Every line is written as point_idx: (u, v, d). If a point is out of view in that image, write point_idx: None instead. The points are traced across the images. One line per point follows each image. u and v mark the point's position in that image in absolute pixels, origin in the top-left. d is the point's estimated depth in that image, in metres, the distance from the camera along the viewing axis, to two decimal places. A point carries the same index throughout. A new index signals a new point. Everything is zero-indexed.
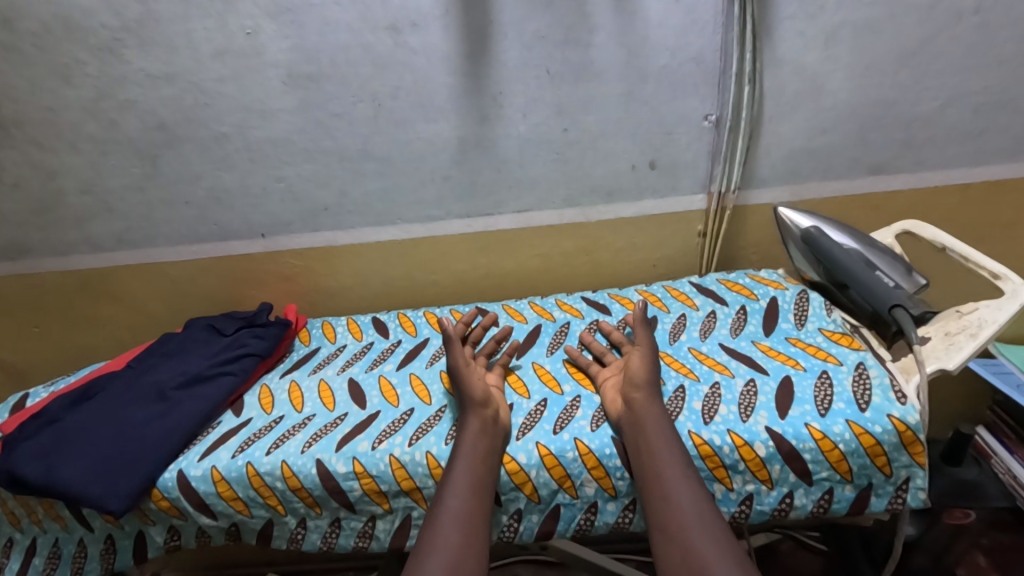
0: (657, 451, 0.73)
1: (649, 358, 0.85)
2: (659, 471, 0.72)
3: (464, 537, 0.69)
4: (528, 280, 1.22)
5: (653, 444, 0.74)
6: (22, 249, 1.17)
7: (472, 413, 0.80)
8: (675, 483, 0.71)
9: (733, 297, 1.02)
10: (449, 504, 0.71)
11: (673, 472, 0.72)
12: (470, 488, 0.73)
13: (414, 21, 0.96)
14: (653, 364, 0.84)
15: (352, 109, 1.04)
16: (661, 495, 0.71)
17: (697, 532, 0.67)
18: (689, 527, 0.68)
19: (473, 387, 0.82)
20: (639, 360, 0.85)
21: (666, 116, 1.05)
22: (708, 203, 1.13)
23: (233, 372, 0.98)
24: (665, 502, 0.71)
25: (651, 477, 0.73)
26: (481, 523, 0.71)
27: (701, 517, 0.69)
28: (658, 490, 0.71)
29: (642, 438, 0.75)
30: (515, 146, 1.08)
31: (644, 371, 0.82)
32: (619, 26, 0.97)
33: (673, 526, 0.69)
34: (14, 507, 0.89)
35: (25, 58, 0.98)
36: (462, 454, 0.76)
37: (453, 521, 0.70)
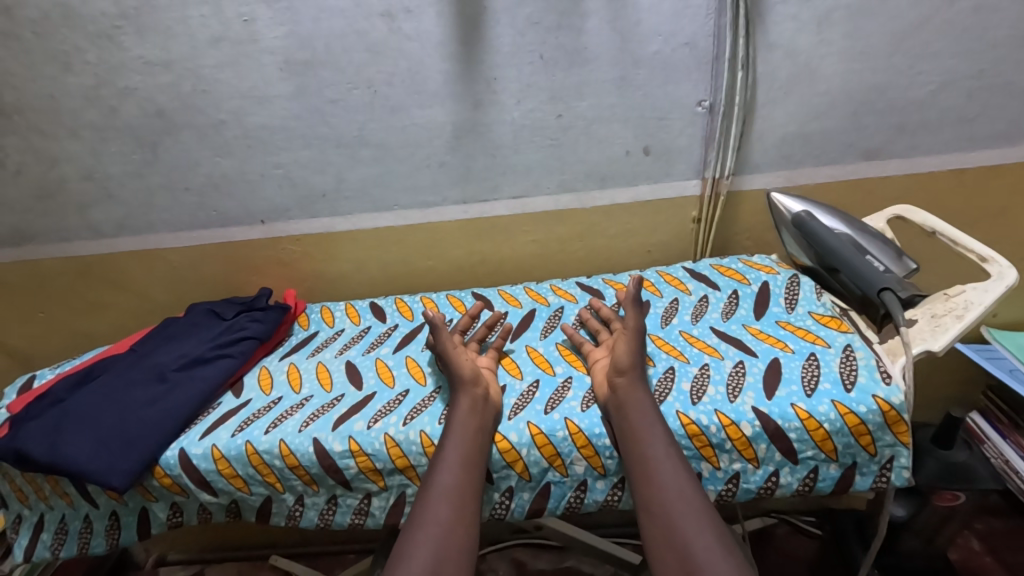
0: (643, 431, 0.75)
1: (636, 342, 0.86)
2: (644, 451, 0.74)
3: (454, 511, 0.71)
4: (523, 265, 1.23)
5: (643, 424, 0.76)
6: (25, 235, 1.19)
7: (463, 392, 0.82)
8: (658, 460, 0.73)
9: (725, 282, 1.03)
10: (439, 480, 0.73)
11: (656, 449, 0.74)
12: (459, 465, 0.74)
13: (408, 7, 0.97)
14: (639, 348, 0.85)
15: (347, 95, 1.05)
16: (645, 474, 0.73)
17: (679, 508, 0.69)
18: (671, 502, 0.70)
19: (462, 368, 0.84)
20: (628, 343, 0.86)
21: (660, 102, 1.06)
22: (702, 188, 1.14)
23: (232, 355, 1.00)
24: (649, 478, 0.72)
25: (635, 457, 0.74)
26: (471, 497, 0.73)
27: (683, 494, 0.71)
28: (642, 469, 0.73)
29: (628, 417, 0.76)
30: (509, 132, 1.09)
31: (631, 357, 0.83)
32: (612, 11, 0.97)
33: (656, 502, 0.71)
34: (22, 484, 0.92)
35: (25, 45, 1.00)
36: (452, 431, 0.77)
37: (443, 495, 0.72)
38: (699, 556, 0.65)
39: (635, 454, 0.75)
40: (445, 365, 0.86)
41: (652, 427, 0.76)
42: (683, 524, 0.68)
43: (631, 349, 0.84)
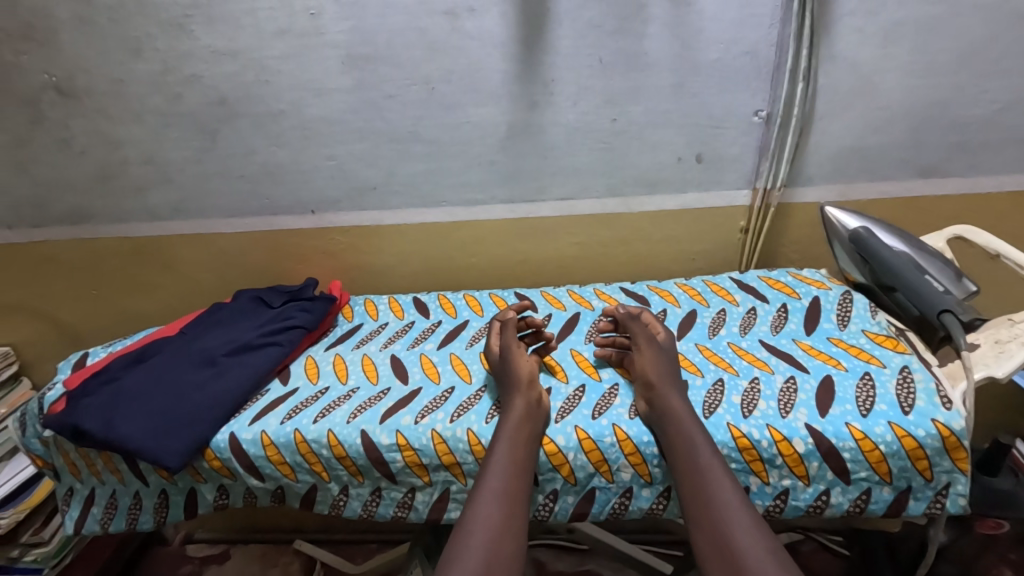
0: (693, 444, 0.75)
1: (654, 353, 0.86)
2: (695, 463, 0.74)
3: (503, 516, 0.71)
4: (566, 267, 1.23)
5: (694, 438, 0.75)
6: (84, 215, 1.22)
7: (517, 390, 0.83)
8: (710, 475, 0.73)
9: (774, 295, 1.02)
10: (488, 485, 0.74)
11: (706, 464, 0.74)
12: (508, 471, 0.75)
13: (472, 6, 0.97)
14: (660, 358, 0.86)
15: (404, 91, 1.06)
16: (695, 486, 0.73)
17: (732, 521, 0.68)
18: (724, 518, 0.69)
19: (518, 368, 0.85)
20: (652, 357, 0.86)
21: (715, 110, 1.05)
22: (752, 199, 1.13)
23: (279, 343, 1.01)
24: (700, 491, 0.72)
25: (686, 468, 0.74)
26: (520, 503, 0.74)
27: (737, 511, 0.69)
28: (692, 480, 0.73)
29: (678, 429, 0.76)
30: (562, 134, 1.09)
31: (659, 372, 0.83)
32: (675, 18, 0.97)
33: (709, 518, 0.70)
34: (75, 459, 0.94)
35: (99, 31, 1.02)
36: (502, 435, 0.78)
37: (492, 501, 0.72)
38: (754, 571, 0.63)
39: (684, 468, 0.74)
40: (502, 362, 0.88)
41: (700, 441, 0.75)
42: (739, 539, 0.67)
43: (654, 364, 0.85)
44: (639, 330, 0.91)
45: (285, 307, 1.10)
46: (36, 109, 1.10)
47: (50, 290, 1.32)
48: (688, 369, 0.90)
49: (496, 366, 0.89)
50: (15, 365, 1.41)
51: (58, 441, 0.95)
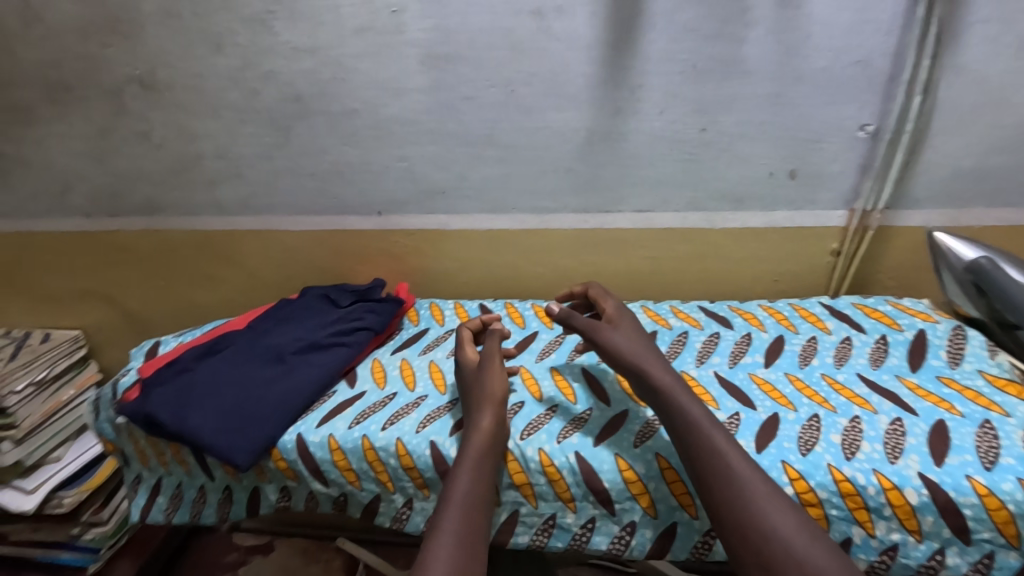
0: (703, 427, 0.69)
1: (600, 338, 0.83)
2: (712, 441, 0.67)
3: (462, 540, 0.62)
4: (636, 282, 1.18)
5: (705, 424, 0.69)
6: (158, 206, 1.24)
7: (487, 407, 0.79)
8: (728, 459, 0.66)
9: (871, 324, 0.95)
10: (443, 519, 0.64)
11: (721, 446, 0.67)
12: (462, 505, 0.66)
13: (560, 6, 0.93)
14: (606, 342, 0.82)
15: (483, 93, 1.03)
16: (715, 465, 0.66)
17: (766, 508, 0.62)
18: (753, 503, 0.62)
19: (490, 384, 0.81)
20: (611, 337, 0.82)
21: (816, 124, 0.98)
22: (848, 220, 1.06)
23: (348, 346, 1.00)
24: (721, 478, 0.65)
25: (702, 447, 0.67)
26: (479, 547, 0.63)
27: (768, 500, 0.63)
28: (715, 460, 0.66)
29: (684, 415, 0.71)
30: (645, 143, 1.04)
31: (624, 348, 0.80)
32: (781, 22, 0.90)
33: (740, 508, 0.62)
34: (145, 447, 0.95)
35: (183, 25, 1.03)
36: (462, 465, 0.71)
37: (449, 537, 0.62)
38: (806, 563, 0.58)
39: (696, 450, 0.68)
40: (476, 373, 0.84)
41: (709, 423, 0.69)
42: (782, 530, 0.60)
43: (617, 345, 0.81)
44: (575, 318, 0.87)
45: (353, 309, 1.08)
46: (120, 101, 1.13)
47: (121, 278, 1.35)
48: (779, 401, 0.83)
49: (467, 381, 0.84)
50: (84, 348, 1.46)
51: (129, 426, 0.97)
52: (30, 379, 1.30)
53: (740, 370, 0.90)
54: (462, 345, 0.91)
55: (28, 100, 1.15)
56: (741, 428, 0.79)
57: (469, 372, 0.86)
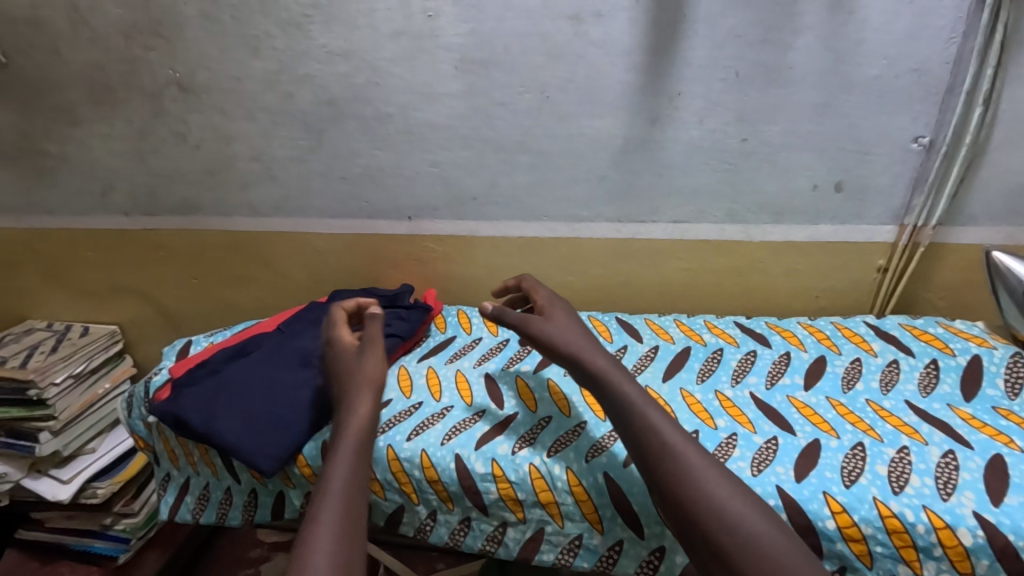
0: (638, 406, 0.69)
1: (534, 330, 0.82)
2: (647, 418, 0.67)
3: (343, 522, 0.63)
4: (669, 294, 1.15)
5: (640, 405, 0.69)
6: (193, 206, 1.26)
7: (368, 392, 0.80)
8: (661, 435, 0.65)
9: (921, 348, 0.90)
10: (323, 504, 0.64)
11: (656, 423, 0.66)
12: (344, 492, 0.66)
13: (599, 11, 0.91)
14: (542, 334, 0.81)
15: (517, 98, 1.01)
16: (659, 444, 0.65)
17: (699, 481, 0.61)
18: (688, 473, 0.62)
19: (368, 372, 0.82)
20: (544, 330, 0.81)
21: (866, 134, 0.94)
22: (898, 235, 1.02)
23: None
24: (659, 452, 0.64)
25: (642, 425, 0.67)
26: (360, 531, 0.64)
27: (707, 470, 0.62)
28: (653, 437, 0.65)
29: (621, 396, 0.70)
30: (683, 152, 1.00)
31: (567, 342, 0.78)
32: (831, 28, 0.87)
33: (675, 479, 0.62)
34: (174, 446, 0.96)
35: (222, 29, 1.04)
36: (341, 453, 0.71)
37: (328, 524, 0.62)
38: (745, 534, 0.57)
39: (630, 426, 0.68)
40: (355, 359, 0.84)
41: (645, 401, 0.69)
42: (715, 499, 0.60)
43: (550, 337, 0.80)
44: (512, 315, 0.83)
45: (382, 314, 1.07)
46: (159, 103, 1.15)
47: (156, 276, 1.38)
48: (821, 427, 0.79)
49: (345, 365, 0.84)
50: (120, 343, 1.48)
51: (160, 425, 0.98)
52: (69, 371, 1.34)
53: (778, 391, 0.86)
54: (341, 327, 0.90)
55: (72, 100, 1.17)
56: (780, 455, 0.75)
57: (347, 356, 0.85)
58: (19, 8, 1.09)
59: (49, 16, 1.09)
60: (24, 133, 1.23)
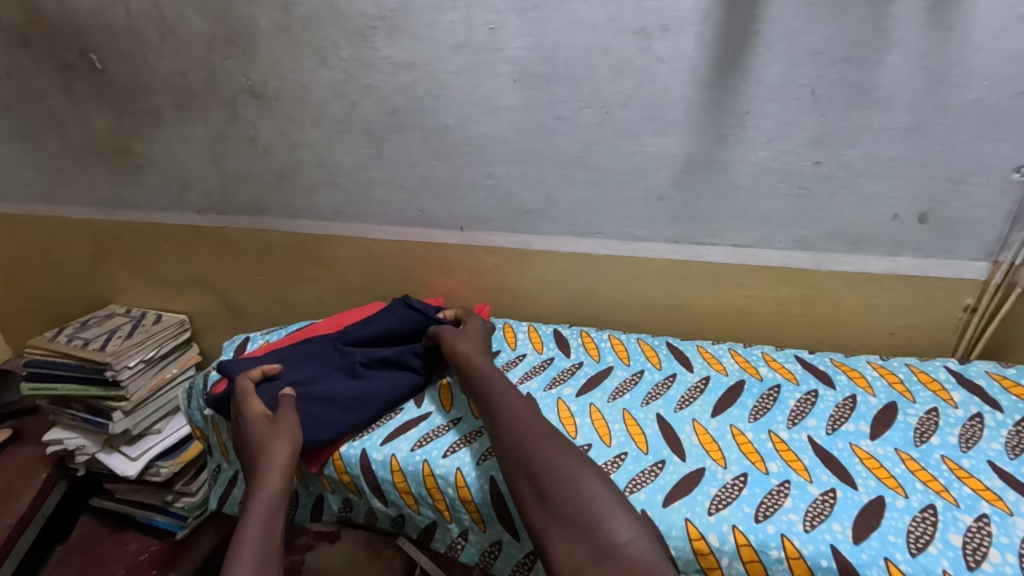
0: (495, 383, 0.84)
1: (449, 336, 0.95)
2: (502, 386, 0.83)
3: None
4: (727, 321, 1.09)
5: (509, 395, 0.82)
6: (260, 208, 1.32)
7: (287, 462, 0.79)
8: (508, 401, 0.80)
9: (1011, 402, 0.81)
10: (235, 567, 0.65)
11: (506, 396, 0.81)
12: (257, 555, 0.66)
13: (666, 25, 0.87)
14: (453, 340, 0.94)
15: (577, 113, 0.99)
16: (502, 410, 0.79)
17: (534, 437, 0.74)
18: (527, 431, 0.75)
19: (284, 439, 0.80)
20: (452, 341, 0.94)
21: (962, 161, 0.86)
22: (991, 273, 0.92)
23: (416, 367, 0.96)
24: (504, 413, 0.79)
25: (494, 393, 0.82)
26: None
27: (539, 429, 0.75)
28: (500, 406, 0.80)
29: (484, 375, 0.86)
30: (750, 174, 0.95)
31: (464, 347, 0.92)
32: (926, 46, 0.80)
33: (510, 436, 0.75)
34: (227, 441, 1.04)
35: (294, 39, 1.08)
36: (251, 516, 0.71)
37: None
38: (581, 484, 0.68)
39: (495, 401, 0.81)
40: (267, 431, 0.81)
41: (507, 389, 0.83)
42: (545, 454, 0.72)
43: (456, 345, 0.93)
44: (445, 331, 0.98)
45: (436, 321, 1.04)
46: (234, 109, 1.20)
47: (225, 271, 1.45)
48: (886, 483, 0.72)
49: (258, 436, 0.81)
50: (187, 331, 1.57)
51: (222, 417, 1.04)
52: (141, 356, 1.43)
53: (839, 438, 0.80)
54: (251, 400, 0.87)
55: (158, 105, 1.25)
56: (837, 510, 0.69)
57: (259, 428, 0.82)
58: (116, 20, 1.18)
59: (141, 27, 1.17)
60: (115, 134, 1.33)
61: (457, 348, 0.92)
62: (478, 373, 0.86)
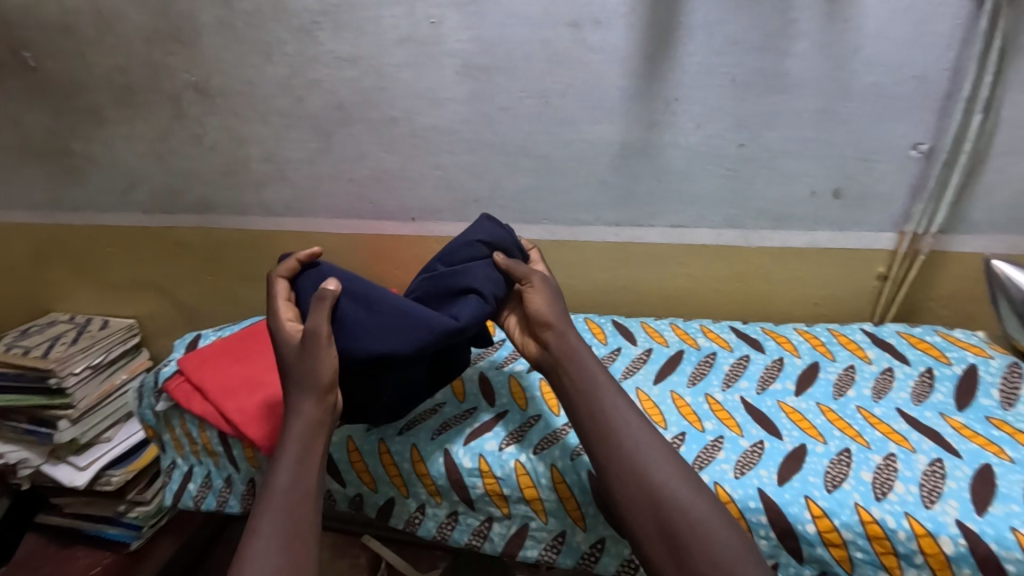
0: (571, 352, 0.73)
1: (540, 302, 0.76)
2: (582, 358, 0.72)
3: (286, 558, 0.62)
4: (669, 299, 1.16)
5: (598, 386, 0.70)
6: (209, 205, 1.31)
7: (309, 392, 0.71)
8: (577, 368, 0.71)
9: (916, 356, 0.89)
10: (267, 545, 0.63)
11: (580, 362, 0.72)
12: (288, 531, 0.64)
13: (597, 18, 0.93)
14: (543, 308, 0.75)
15: (518, 103, 1.03)
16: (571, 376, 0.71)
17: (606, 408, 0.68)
18: (620, 419, 0.67)
19: (309, 371, 0.71)
20: (541, 309, 0.75)
21: (867, 140, 0.94)
22: (897, 243, 1.01)
23: (481, 294, 0.76)
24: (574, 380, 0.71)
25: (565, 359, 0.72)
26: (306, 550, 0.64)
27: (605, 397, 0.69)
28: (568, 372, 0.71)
29: (565, 348, 0.73)
30: (682, 158, 1.01)
31: (555, 320, 0.74)
32: (829, 35, 0.87)
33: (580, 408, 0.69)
34: (180, 436, 1.04)
35: (237, 35, 1.09)
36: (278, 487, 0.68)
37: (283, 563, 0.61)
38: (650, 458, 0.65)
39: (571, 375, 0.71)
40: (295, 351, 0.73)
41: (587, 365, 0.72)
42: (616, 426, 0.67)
43: (544, 316, 0.75)
44: (520, 266, 0.78)
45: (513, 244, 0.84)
46: (177, 105, 1.19)
47: (175, 272, 1.43)
48: (808, 433, 0.79)
49: (288, 361, 0.74)
50: (137, 336, 1.54)
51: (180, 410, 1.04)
52: (87, 362, 1.39)
53: (768, 397, 0.86)
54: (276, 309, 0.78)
55: (97, 103, 1.23)
56: (765, 458, 0.75)
57: (291, 352, 0.74)
58: (50, 16, 1.15)
59: (77, 23, 1.15)
60: (53, 134, 1.30)
61: (544, 321, 0.74)
62: (560, 348, 0.73)
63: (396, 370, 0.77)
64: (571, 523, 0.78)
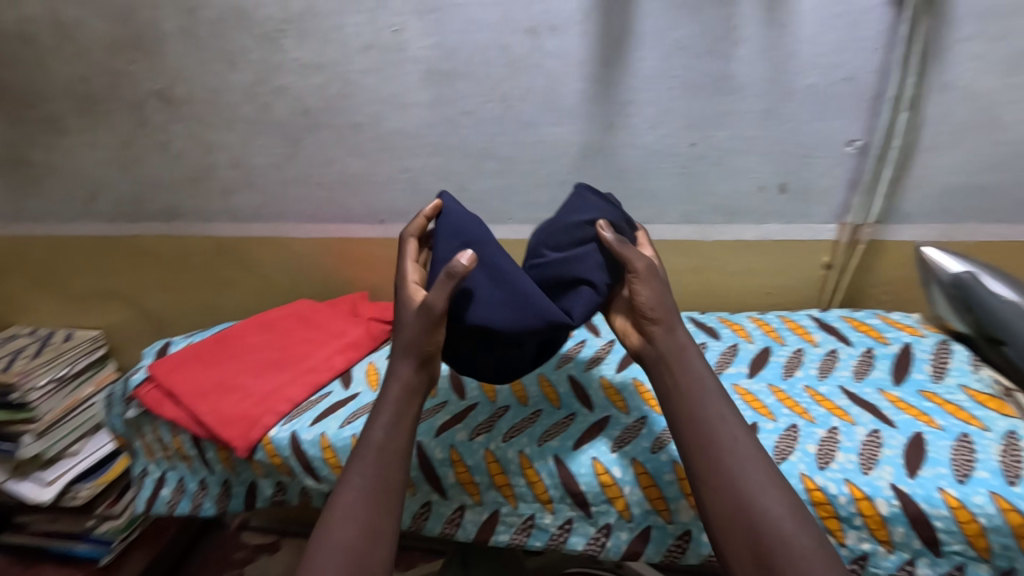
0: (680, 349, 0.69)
1: (655, 298, 0.69)
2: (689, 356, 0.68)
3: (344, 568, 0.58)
4: None
5: (685, 387, 0.66)
6: (175, 213, 1.31)
7: (409, 358, 0.70)
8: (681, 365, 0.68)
9: (858, 338, 0.96)
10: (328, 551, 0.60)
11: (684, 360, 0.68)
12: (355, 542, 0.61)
13: (554, 25, 0.97)
14: (654, 306, 0.69)
15: (481, 107, 1.07)
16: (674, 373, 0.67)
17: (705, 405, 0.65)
18: (716, 412, 0.64)
19: (419, 340, 0.69)
20: (652, 302, 0.69)
21: (808, 138, 1.01)
22: (839, 234, 1.08)
23: (594, 285, 0.72)
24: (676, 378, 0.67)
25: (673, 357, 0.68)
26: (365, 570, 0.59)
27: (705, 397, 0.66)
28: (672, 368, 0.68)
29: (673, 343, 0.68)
30: (638, 157, 1.06)
31: (664, 314, 0.69)
32: (769, 40, 0.93)
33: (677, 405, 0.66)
34: (151, 442, 1.04)
35: (201, 43, 1.10)
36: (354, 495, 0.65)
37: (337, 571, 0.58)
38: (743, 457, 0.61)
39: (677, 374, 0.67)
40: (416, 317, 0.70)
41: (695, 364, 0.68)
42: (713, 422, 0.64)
43: (653, 310, 0.69)
44: (632, 251, 0.70)
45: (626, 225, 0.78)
46: (141, 113, 1.20)
47: (141, 281, 1.42)
48: (760, 411, 0.84)
49: (401, 323, 0.71)
50: (102, 348, 1.51)
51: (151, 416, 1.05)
52: (51, 375, 1.35)
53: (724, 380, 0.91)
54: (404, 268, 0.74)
55: (58, 111, 1.22)
56: None
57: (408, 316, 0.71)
58: (8, 24, 1.15)
59: (36, 32, 1.15)
60: (12, 143, 1.28)
61: (652, 317, 0.69)
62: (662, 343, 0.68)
63: (504, 349, 0.74)
64: (540, 509, 0.81)
